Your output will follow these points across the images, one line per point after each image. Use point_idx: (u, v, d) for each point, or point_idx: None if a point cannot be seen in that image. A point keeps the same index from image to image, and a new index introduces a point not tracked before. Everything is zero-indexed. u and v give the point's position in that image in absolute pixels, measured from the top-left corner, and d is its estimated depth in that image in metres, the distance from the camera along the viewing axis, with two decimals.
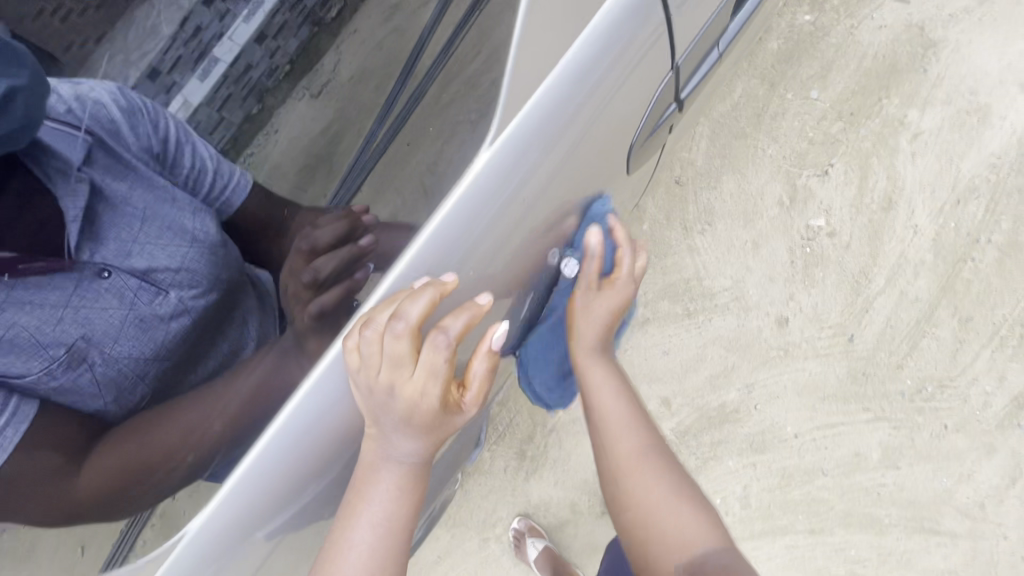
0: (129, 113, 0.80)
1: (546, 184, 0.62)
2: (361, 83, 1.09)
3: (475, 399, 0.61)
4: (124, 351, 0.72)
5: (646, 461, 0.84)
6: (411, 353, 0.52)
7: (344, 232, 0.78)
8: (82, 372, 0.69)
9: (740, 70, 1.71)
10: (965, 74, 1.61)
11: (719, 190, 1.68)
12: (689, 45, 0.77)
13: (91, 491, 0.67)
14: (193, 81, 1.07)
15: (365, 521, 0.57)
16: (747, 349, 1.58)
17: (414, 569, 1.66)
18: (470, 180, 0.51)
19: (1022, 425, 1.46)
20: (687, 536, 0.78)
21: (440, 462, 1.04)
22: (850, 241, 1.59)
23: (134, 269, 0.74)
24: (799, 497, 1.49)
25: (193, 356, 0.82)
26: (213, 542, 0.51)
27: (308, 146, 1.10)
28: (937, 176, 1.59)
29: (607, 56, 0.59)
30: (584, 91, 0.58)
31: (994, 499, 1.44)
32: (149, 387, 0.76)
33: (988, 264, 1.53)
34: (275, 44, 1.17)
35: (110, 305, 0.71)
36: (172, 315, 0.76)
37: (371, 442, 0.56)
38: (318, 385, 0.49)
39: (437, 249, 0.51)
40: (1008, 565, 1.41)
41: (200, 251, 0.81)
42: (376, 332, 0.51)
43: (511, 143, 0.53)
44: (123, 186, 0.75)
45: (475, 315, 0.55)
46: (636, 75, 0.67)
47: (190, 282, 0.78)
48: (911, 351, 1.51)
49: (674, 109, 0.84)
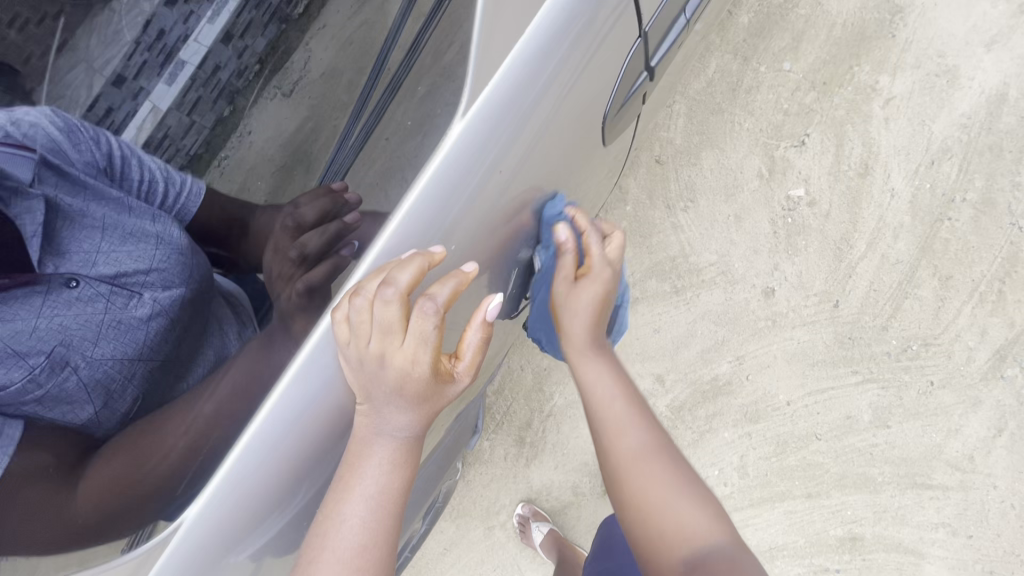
0: (68, 131, 0.78)
1: (522, 163, 0.65)
2: (333, 79, 1.04)
3: (467, 370, 0.61)
4: (107, 353, 0.71)
5: (645, 461, 0.84)
6: (401, 321, 0.53)
7: (330, 207, 0.75)
8: (67, 376, 0.68)
9: (712, 46, 1.72)
10: (933, 37, 1.63)
11: (699, 166, 1.69)
12: (653, 14, 0.78)
13: (90, 496, 0.65)
14: (160, 86, 1.10)
15: (360, 496, 0.57)
16: (736, 322, 1.60)
17: (421, 563, 1.66)
18: (443, 161, 0.55)
19: (1005, 377, 1.50)
20: (687, 529, 0.79)
21: (437, 451, 1.04)
22: (829, 208, 1.61)
23: (104, 276, 0.73)
24: (795, 463, 1.52)
25: (183, 360, 0.79)
26: (224, 513, 0.54)
27: (284, 145, 1.05)
28: (911, 139, 1.61)
29: (566, 37, 0.62)
30: (552, 67, 0.61)
31: (983, 450, 1.47)
32: (139, 390, 0.74)
33: (964, 222, 1.56)
34: (244, 43, 1.13)
35: (84, 310, 0.70)
36: (151, 315, 0.75)
37: (364, 415, 0.56)
38: (313, 357, 0.54)
39: (420, 220, 0.55)
40: (999, 513, 1.45)
41: (169, 254, 0.79)
42: (365, 300, 0.53)
43: (479, 123, 0.57)
44: (78, 200, 0.73)
45: (462, 283, 0.57)
46: (604, 51, 0.70)
47: (162, 283, 0.77)
48: (894, 312, 1.54)
49: (645, 79, 0.85)
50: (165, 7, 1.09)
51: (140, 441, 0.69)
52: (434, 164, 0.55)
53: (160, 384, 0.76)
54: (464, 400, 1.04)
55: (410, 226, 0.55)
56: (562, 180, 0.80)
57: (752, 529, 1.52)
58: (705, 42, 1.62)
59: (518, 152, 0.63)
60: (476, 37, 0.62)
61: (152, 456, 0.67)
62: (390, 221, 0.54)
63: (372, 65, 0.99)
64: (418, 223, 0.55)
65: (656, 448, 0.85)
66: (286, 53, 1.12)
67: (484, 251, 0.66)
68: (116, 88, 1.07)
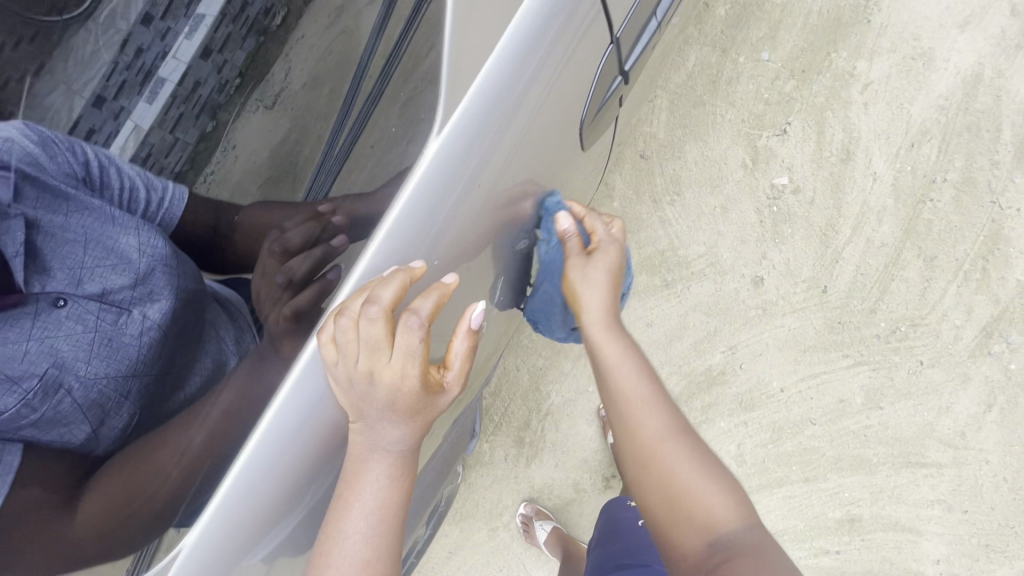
0: (43, 143, 0.74)
1: (500, 172, 0.65)
2: (316, 89, 1.05)
3: (456, 379, 0.62)
4: (100, 372, 0.71)
5: (669, 444, 0.84)
6: (387, 337, 0.54)
7: (314, 232, 0.75)
8: (61, 398, 0.68)
9: (691, 39, 1.72)
10: (907, 21, 1.65)
11: (684, 159, 1.70)
12: (625, 18, 0.78)
13: (87, 526, 0.65)
14: (141, 104, 1.07)
15: (359, 513, 0.57)
16: (726, 312, 1.61)
17: (427, 567, 1.67)
18: (423, 178, 0.55)
19: (993, 353, 1.52)
20: (711, 512, 0.80)
21: (436, 456, 1.04)
22: (813, 195, 1.63)
23: (91, 294, 0.73)
24: (791, 448, 1.54)
25: (178, 373, 0.78)
26: (219, 538, 0.54)
27: (271, 158, 1.05)
28: (890, 123, 1.63)
29: (539, 46, 0.62)
30: (526, 76, 0.62)
31: (974, 426, 1.50)
32: (137, 406, 0.75)
33: (946, 202, 1.58)
34: (223, 57, 1.10)
35: (74, 330, 0.71)
36: (142, 330, 0.75)
37: (357, 433, 0.57)
38: (301, 379, 0.53)
39: (401, 238, 0.54)
40: (992, 487, 1.48)
41: (155, 266, 0.76)
42: (350, 320, 0.53)
43: (457, 136, 0.56)
44: (58, 217, 0.71)
45: (443, 294, 0.58)
46: (577, 57, 0.70)
47: (151, 296, 0.76)
48: (882, 295, 1.56)
49: (621, 82, 0.85)
50: (141, 26, 1.09)
51: (135, 465, 0.68)
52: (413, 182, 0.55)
53: (156, 397, 0.76)
54: (461, 403, 1.05)
55: (393, 244, 0.54)
56: (543, 183, 0.80)
57: None
58: (682, 36, 1.63)
59: (495, 161, 0.63)
60: (447, 51, 0.62)
61: (146, 481, 0.67)
62: (373, 240, 0.54)
63: (352, 75, 1.01)
64: (401, 241, 0.55)
65: (677, 433, 0.86)
66: (265, 64, 1.10)
67: (466, 261, 0.66)
68: (97, 109, 1.05)
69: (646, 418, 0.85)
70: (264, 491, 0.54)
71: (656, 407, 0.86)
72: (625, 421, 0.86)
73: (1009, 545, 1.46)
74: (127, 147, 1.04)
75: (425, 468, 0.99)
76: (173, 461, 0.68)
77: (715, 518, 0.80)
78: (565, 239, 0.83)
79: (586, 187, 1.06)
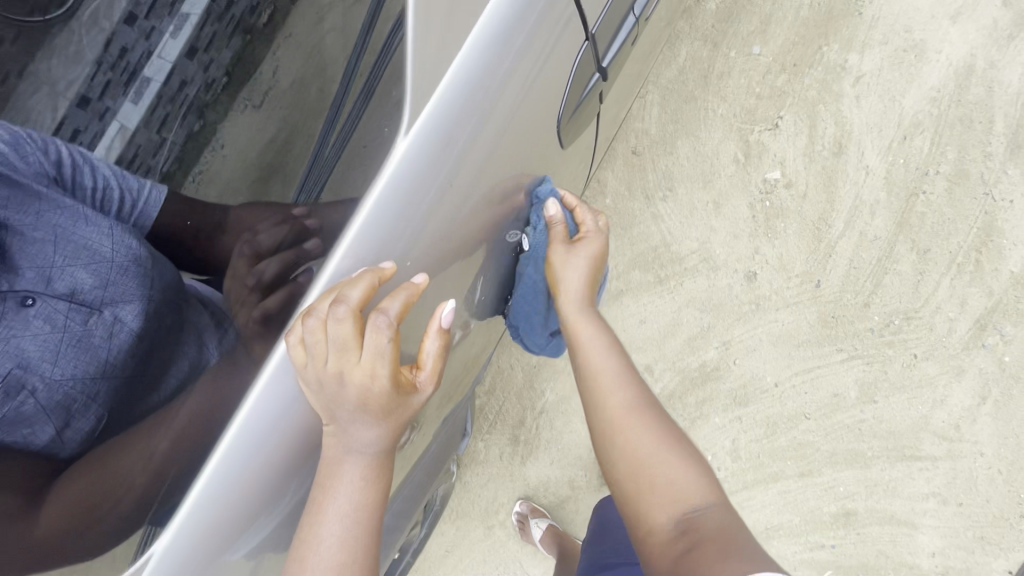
0: (15, 147, 0.76)
1: (475, 174, 0.65)
2: (305, 89, 0.99)
3: (429, 378, 0.62)
4: (65, 372, 0.68)
5: (633, 416, 0.84)
6: (355, 337, 0.54)
7: (287, 235, 0.75)
8: (25, 399, 0.66)
9: (681, 34, 1.72)
10: (899, 13, 1.64)
11: (676, 155, 1.70)
12: (600, 15, 0.77)
13: (54, 526, 0.63)
14: (127, 104, 1.05)
15: (333, 516, 0.57)
16: (720, 308, 1.61)
17: (424, 566, 1.67)
18: (389, 180, 0.55)
19: (987, 345, 1.52)
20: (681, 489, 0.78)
21: (427, 455, 1.04)
22: (806, 189, 1.63)
23: (59, 294, 0.71)
24: (786, 443, 1.54)
25: (152, 377, 0.73)
26: (194, 537, 0.54)
27: (260, 160, 0.97)
28: (883, 116, 1.63)
29: (509, 47, 0.62)
30: (495, 78, 0.62)
31: (968, 419, 1.50)
32: (106, 410, 0.71)
33: (939, 195, 1.58)
34: (209, 57, 1.07)
35: (40, 330, 0.68)
36: (111, 331, 0.72)
37: (329, 435, 0.57)
38: (275, 376, 0.55)
39: (368, 240, 0.55)
40: (987, 479, 1.48)
41: (127, 266, 0.75)
42: (318, 320, 0.54)
43: (424, 138, 0.56)
44: (28, 215, 0.72)
45: (411, 293, 0.58)
46: (551, 59, 0.70)
47: (122, 296, 0.73)
48: (875, 288, 1.56)
49: (598, 80, 0.85)
50: (125, 25, 1.08)
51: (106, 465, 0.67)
52: (380, 185, 0.55)
53: (128, 401, 0.72)
54: (451, 402, 1.05)
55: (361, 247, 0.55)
56: (525, 184, 0.79)
57: (747, 511, 1.53)
58: (672, 31, 1.63)
59: (469, 163, 0.63)
60: (409, 38, 0.58)
61: (118, 482, 0.66)
62: (342, 243, 0.54)
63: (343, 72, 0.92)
64: (370, 244, 0.55)
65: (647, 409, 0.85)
66: (251, 62, 1.06)
67: (445, 263, 0.66)
68: (82, 109, 1.03)
69: (609, 395, 0.85)
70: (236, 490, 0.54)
71: (622, 382, 0.86)
72: (593, 395, 0.86)
73: (1004, 537, 1.46)
74: (112, 147, 1.02)
75: (415, 467, 0.99)
76: (151, 465, 0.68)
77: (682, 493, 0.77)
78: (553, 225, 0.83)
79: (572, 184, 1.05)
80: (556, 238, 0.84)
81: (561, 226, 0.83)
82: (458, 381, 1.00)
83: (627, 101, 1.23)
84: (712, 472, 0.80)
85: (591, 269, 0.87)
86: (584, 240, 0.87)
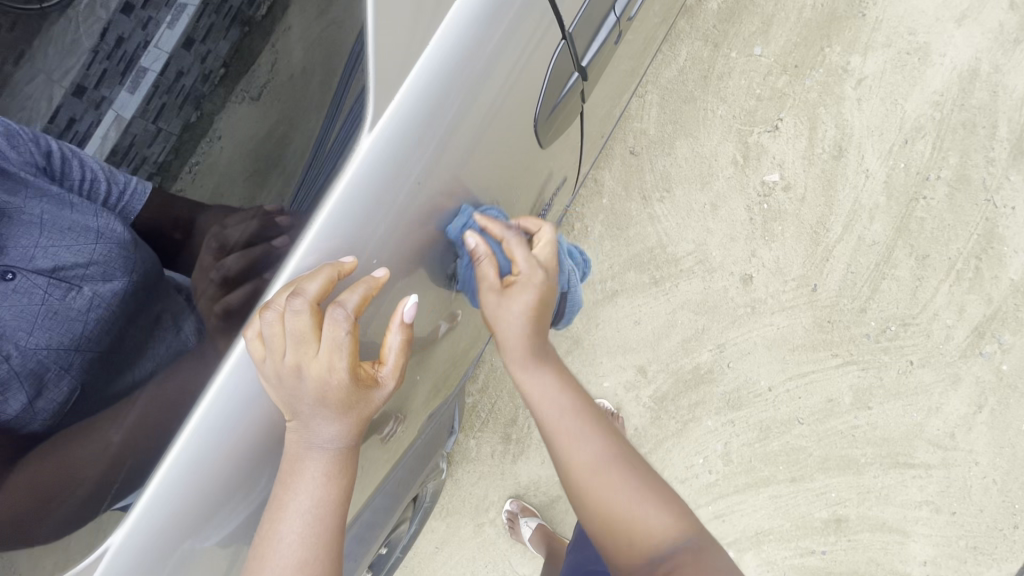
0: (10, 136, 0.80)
1: (450, 175, 0.64)
2: (308, 76, 0.86)
3: (391, 373, 0.62)
4: (41, 342, 0.71)
5: (603, 468, 0.82)
6: (313, 330, 0.55)
7: (257, 229, 0.74)
8: (0, 364, 0.69)
9: (682, 34, 1.71)
10: (903, 15, 1.62)
11: (674, 155, 1.69)
12: (578, 13, 0.77)
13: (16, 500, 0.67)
14: (123, 94, 1.01)
15: (294, 508, 0.58)
16: (715, 310, 1.60)
17: (413, 563, 1.67)
18: (352, 182, 0.56)
19: (985, 353, 1.50)
20: (651, 532, 0.80)
21: (411, 451, 1.05)
22: (805, 193, 1.61)
23: (43, 270, 0.74)
24: (779, 448, 1.53)
25: (127, 356, 0.74)
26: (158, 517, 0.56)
27: (254, 150, 0.84)
28: (884, 119, 1.61)
29: (481, 42, 0.62)
30: (467, 73, 0.62)
31: (964, 427, 1.48)
32: (80, 383, 0.72)
33: (940, 200, 1.56)
34: (206, 48, 1.01)
35: (20, 302, 0.72)
36: (90, 305, 0.74)
37: (290, 426, 0.58)
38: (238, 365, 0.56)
39: (331, 234, 0.56)
40: (982, 488, 1.46)
41: (109, 245, 0.76)
42: (278, 313, 0.55)
43: (387, 139, 0.57)
44: (16, 202, 0.76)
45: (370, 287, 0.58)
46: (531, 56, 0.70)
47: (102, 274, 0.75)
48: (872, 294, 1.54)
49: (579, 78, 0.84)
50: (122, 15, 1.08)
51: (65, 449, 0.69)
52: (346, 180, 0.56)
53: (103, 378, 0.73)
54: (437, 398, 1.05)
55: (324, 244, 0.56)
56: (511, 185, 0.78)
57: (738, 515, 1.52)
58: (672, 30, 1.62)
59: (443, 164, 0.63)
60: (370, 38, 0.59)
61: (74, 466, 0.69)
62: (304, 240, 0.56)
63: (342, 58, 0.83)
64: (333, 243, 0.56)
65: (612, 454, 0.84)
66: (249, 54, 0.96)
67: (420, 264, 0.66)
68: (78, 98, 1.02)
69: (581, 447, 0.82)
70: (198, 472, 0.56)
71: (588, 430, 0.84)
72: (558, 449, 0.83)
73: (997, 548, 1.45)
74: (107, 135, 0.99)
75: (399, 462, 0.99)
76: (112, 450, 0.69)
77: (655, 534, 0.81)
78: (476, 259, 0.70)
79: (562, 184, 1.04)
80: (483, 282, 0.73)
81: (487, 263, 0.71)
82: (445, 374, 1.00)
83: (622, 101, 1.22)
84: (682, 506, 0.84)
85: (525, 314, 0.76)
86: (515, 285, 0.74)
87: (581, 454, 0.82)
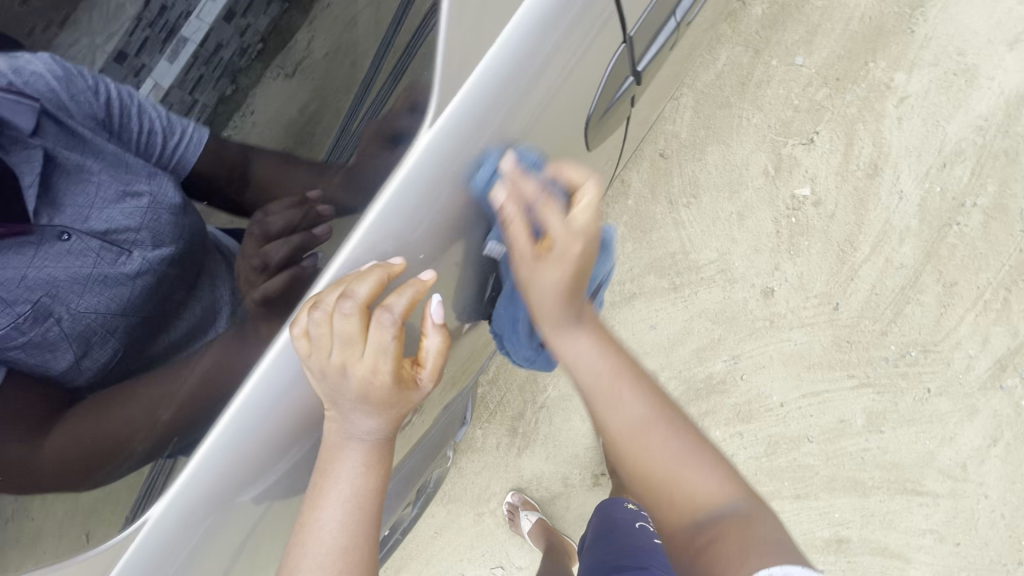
0: (66, 83, 0.78)
1: (492, 180, 0.65)
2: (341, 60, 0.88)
3: (431, 374, 0.62)
4: (90, 305, 0.72)
5: (647, 430, 0.79)
6: (360, 333, 0.56)
7: (298, 218, 0.74)
8: (50, 325, 0.69)
9: (724, 38, 1.68)
10: (954, 34, 1.58)
11: (704, 161, 1.66)
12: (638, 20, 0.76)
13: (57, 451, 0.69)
14: (161, 63, 0.94)
15: (335, 500, 0.59)
16: (733, 321, 1.59)
17: (411, 546, 1.69)
18: (405, 182, 0.56)
19: (1005, 387, 1.48)
20: (698, 498, 0.78)
21: (427, 439, 1.06)
22: (835, 210, 1.58)
23: (95, 231, 0.74)
24: (787, 464, 1.51)
25: (166, 319, 0.76)
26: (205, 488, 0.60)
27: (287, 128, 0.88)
28: (924, 140, 1.57)
29: (542, 46, 0.62)
30: (526, 78, 0.61)
31: (976, 459, 1.46)
32: (122, 344, 0.74)
33: (974, 228, 1.53)
34: (246, 22, 0.95)
35: (72, 264, 0.72)
36: (138, 271, 0.74)
37: (331, 423, 0.59)
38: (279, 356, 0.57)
39: (384, 234, 0.56)
40: (988, 522, 1.45)
41: (160, 212, 0.77)
42: (324, 313, 0.55)
43: (440, 144, 0.57)
44: (76, 154, 0.75)
45: (414, 293, 0.58)
46: (585, 61, 0.69)
47: (151, 240, 0.76)
48: (895, 317, 1.52)
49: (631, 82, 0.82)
50: None
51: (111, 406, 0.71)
52: (401, 177, 0.56)
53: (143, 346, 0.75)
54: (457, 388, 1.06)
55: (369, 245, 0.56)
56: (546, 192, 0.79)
57: None
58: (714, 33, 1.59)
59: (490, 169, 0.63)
60: (440, 47, 0.60)
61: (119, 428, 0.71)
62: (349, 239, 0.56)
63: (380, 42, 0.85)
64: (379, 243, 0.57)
65: (660, 418, 0.80)
66: (287, 32, 0.93)
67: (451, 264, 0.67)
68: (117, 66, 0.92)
69: (616, 395, 0.78)
70: (243, 451, 0.59)
71: (632, 393, 0.79)
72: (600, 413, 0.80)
73: None
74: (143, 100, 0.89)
75: (412, 452, 1.00)
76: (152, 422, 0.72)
77: (706, 497, 0.78)
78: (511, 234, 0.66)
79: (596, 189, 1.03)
80: (518, 254, 0.67)
81: (518, 224, 0.65)
82: (461, 370, 1.01)
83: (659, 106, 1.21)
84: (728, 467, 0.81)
85: (564, 281, 0.69)
86: (550, 246, 0.67)
87: (625, 415, 0.79)
